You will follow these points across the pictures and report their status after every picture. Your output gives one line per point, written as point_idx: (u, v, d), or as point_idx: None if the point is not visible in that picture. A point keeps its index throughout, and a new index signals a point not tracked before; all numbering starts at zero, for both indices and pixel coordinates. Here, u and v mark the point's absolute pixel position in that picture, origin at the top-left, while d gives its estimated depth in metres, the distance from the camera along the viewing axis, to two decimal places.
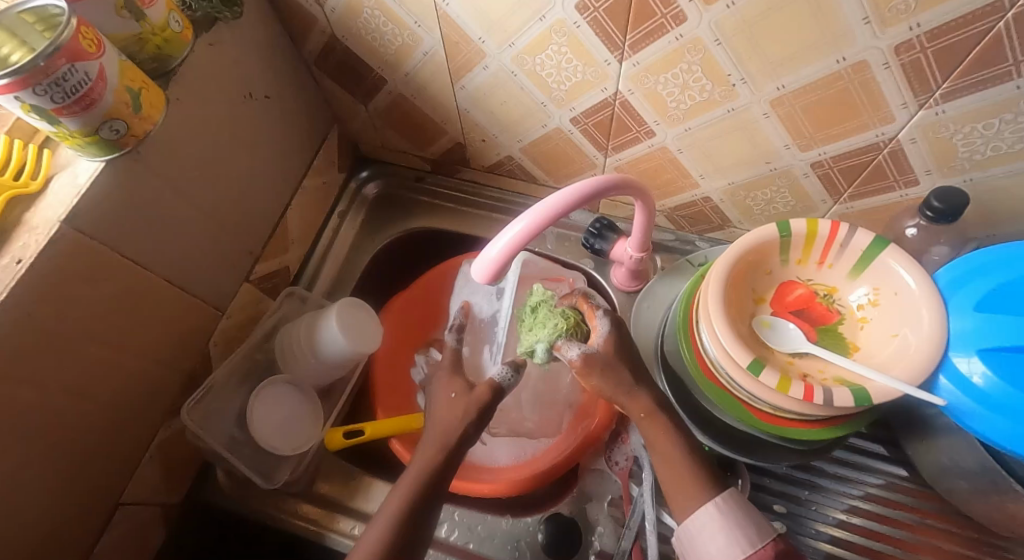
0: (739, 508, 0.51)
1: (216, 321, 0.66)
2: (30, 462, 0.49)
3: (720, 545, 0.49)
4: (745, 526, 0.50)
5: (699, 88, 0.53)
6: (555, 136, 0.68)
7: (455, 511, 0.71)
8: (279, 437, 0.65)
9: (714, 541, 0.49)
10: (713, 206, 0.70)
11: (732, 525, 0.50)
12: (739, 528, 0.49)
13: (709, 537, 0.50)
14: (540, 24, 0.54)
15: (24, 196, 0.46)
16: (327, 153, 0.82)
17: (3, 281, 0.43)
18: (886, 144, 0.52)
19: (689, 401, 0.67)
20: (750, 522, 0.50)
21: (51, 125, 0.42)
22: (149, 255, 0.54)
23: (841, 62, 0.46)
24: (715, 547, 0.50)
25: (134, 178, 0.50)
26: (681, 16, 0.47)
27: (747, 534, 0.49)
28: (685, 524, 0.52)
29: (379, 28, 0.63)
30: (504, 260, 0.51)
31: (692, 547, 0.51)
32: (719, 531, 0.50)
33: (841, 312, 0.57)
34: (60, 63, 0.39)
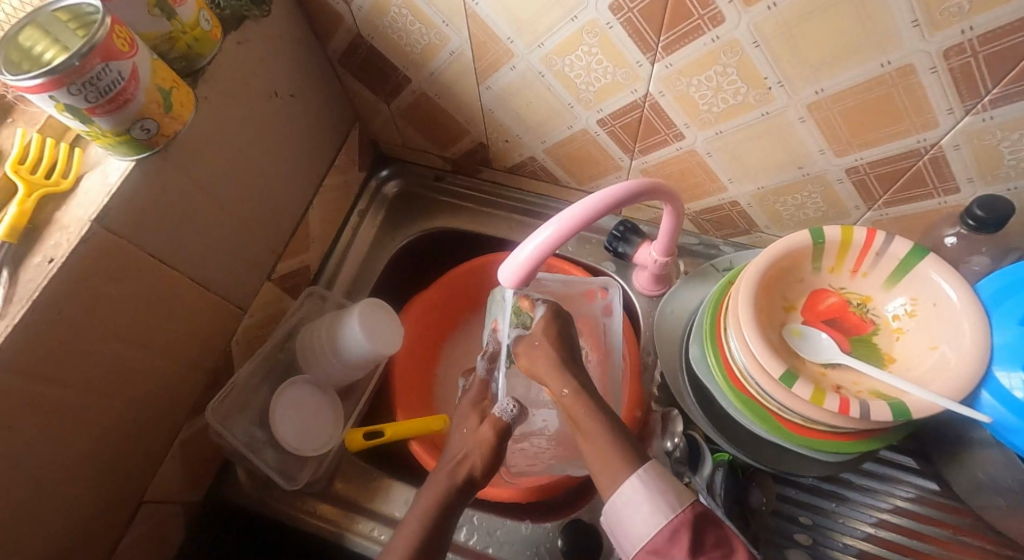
0: (656, 476, 0.50)
1: (239, 321, 0.65)
2: (57, 460, 0.49)
3: (644, 515, 0.48)
4: (662, 492, 0.49)
5: (733, 91, 0.52)
6: (580, 137, 0.67)
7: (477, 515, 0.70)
8: (302, 440, 0.65)
9: (639, 513, 0.48)
10: (741, 211, 0.69)
11: (655, 494, 0.49)
12: (661, 496, 0.49)
13: (635, 508, 0.49)
14: (572, 25, 0.53)
15: (54, 194, 0.46)
16: (348, 152, 0.82)
17: (35, 280, 0.43)
18: (927, 150, 0.50)
19: (714, 409, 0.66)
20: (669, 487, 0.49)
21: (84, 124, 0.42)
22: (176, 254, 0.54)
23: (886, 66, 0.44)
24: (641, 520, 0.49)
25: (163, 177, 0.50)
26: (719, 17, 0.46)
27: (666, 500, 0.48)
28: (608, 500, 0.51)
29: (405, 27, 0.62)
30: (532, 266, 0.51)
31: (619, 521, 0.50)
32: (642, 502, 0.49)
33: (875, 322, 0.56)
34: (94, 63, 0.38)
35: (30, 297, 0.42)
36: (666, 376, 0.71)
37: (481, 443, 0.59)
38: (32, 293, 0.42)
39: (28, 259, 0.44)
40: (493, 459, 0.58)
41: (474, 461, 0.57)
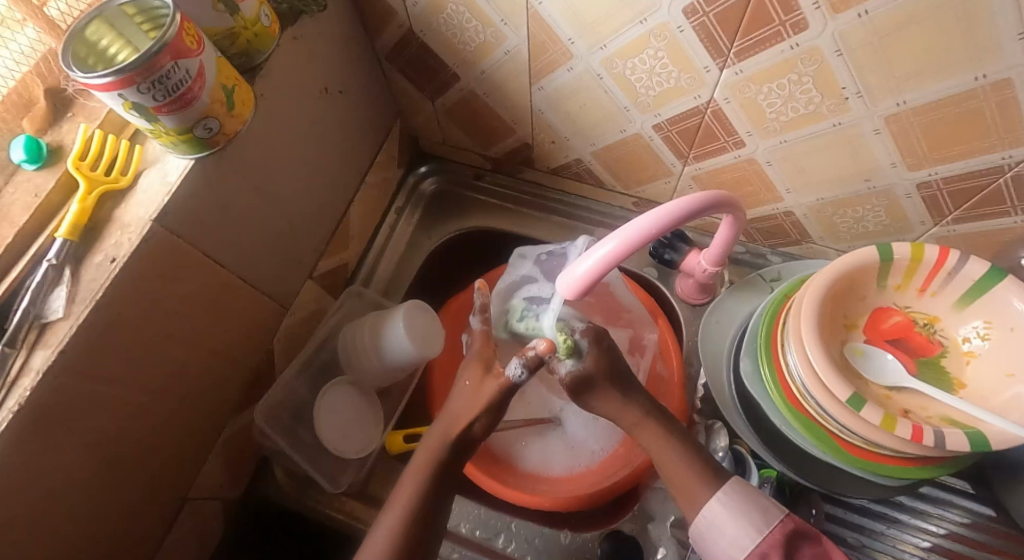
0: (742, 494, 0.51)
1: (281, 319, 0.65)
2: (112, 459, 0.49)
3: (731, 536, 0.49)
4: (751, 511, 0.50)
5: (806, 100, 0.51)
6: (632, 142, 0.66)
7: (459, 503, 0.71)
8: (346, 441, 0.65)
9: (726, 533, 0.50)
10: (795, 221, 0.66)
11: (740, 512, 0.50)
12: (751, 513, 0.50)
13: (721, 531, 0.50)
14: (639, 27, 0.51)
15: (114, 191, 0.45)
16: (389, 149, 0.80)
17: (97, 280, 0.42)
18: (1011, 168, 0.49)
19: (762, 425, 0.64)
20: (756, 506, 0.50)
21: (148, 123, 0.41)
22: (226, 252, 0.53)
23: (979, 80, 0.43)
24: (728, 540, 0.50)
25: (220, 176, 0.49)
26: (802, 24, 0.44)
27: (753, 519, 0.49)
28: (694, 522, 0.52)
29: (460, 25, 0.60)
30: (593, 278, 0.51)
31: (705, 544, 0.51)
32: (727, 524, 0.50)
33: (943, 344, 0.55)
34: (163, 61, 0.37)
35: (93, 297, 0.42)
36: (711, 389, 0.69)
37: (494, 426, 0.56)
38: (95, 294, 0.42)
39: (89, 258, 0.43)
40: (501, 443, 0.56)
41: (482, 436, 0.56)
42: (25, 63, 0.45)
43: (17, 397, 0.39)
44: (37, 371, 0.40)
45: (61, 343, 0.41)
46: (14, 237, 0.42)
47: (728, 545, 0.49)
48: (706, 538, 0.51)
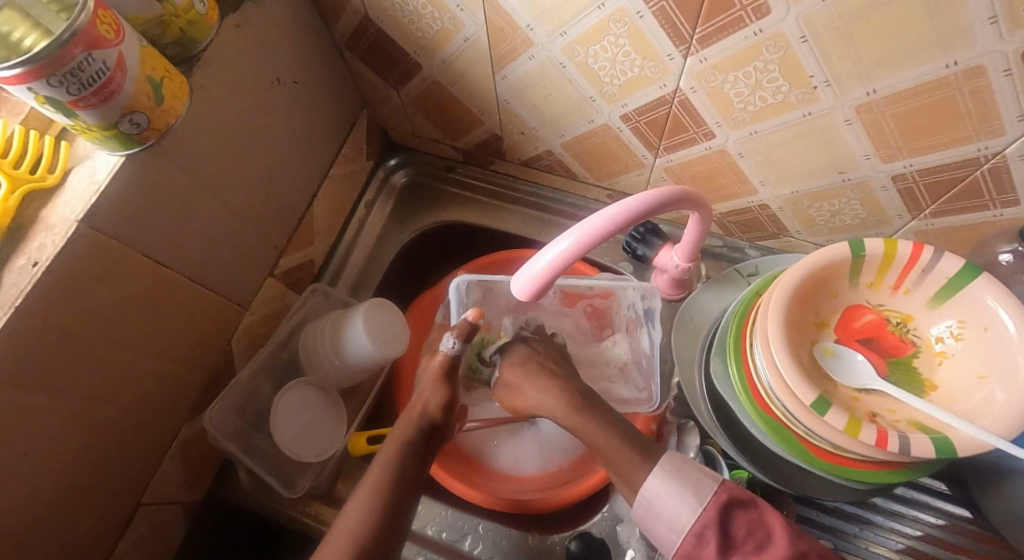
0: (675, 473, 0.49)
1: (238, 319, 0.62)
2: (49, 468, 0.47)
3: (676, 504, 0.48)
4: (684, 489, 0.48)
5: (773, 89, 0.49)
6: (601, 133, 0.63)
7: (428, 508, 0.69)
8: (304, 444, 0.63)
9: (662, 518, 0.48)
10: (770, 214, 0.64)
11: (672, 493, 0.48)
12: (681, 492, 0.48)
13: (664, 502, 0.48)
14: (598, 13, 0.48)
15: (40, 191, 0.42)
16: (356, 140, 0.78)
17: (18, 284, 0.40)
18: (988, 159, 0.47)
19: (733, 427, 0.62)
20: (685, 483, 0.48)
21: (67, 117, 0.38)
22: (171, 251, 0.51)
23: (951, 67, 0.41)
24: (666, 525, 0.48)
25: (158, 173, 0.46)
26: (764, 8, 0.42)
27: (685, 499, 0.48)
28: (635, 503, 0.50)
29: (416, 11, 0.57)
30: (549, 277, 0.49)
31: (650, 523, 0.49)
32: (667, 498, 0.48)
33: (916, 343, 0.54)
34: (75, 51, 0.35)
35: (12, 303, 0.39)
36: (684, 389, 0.67)
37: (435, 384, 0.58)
38: (15, 299, 0.39)
39: (12, 261, 0.41)
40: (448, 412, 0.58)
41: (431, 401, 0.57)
42: None
43: None
44: None
45: None
46: None
47: (667, 528, 0.48)
48: (649, 522, 0.50)
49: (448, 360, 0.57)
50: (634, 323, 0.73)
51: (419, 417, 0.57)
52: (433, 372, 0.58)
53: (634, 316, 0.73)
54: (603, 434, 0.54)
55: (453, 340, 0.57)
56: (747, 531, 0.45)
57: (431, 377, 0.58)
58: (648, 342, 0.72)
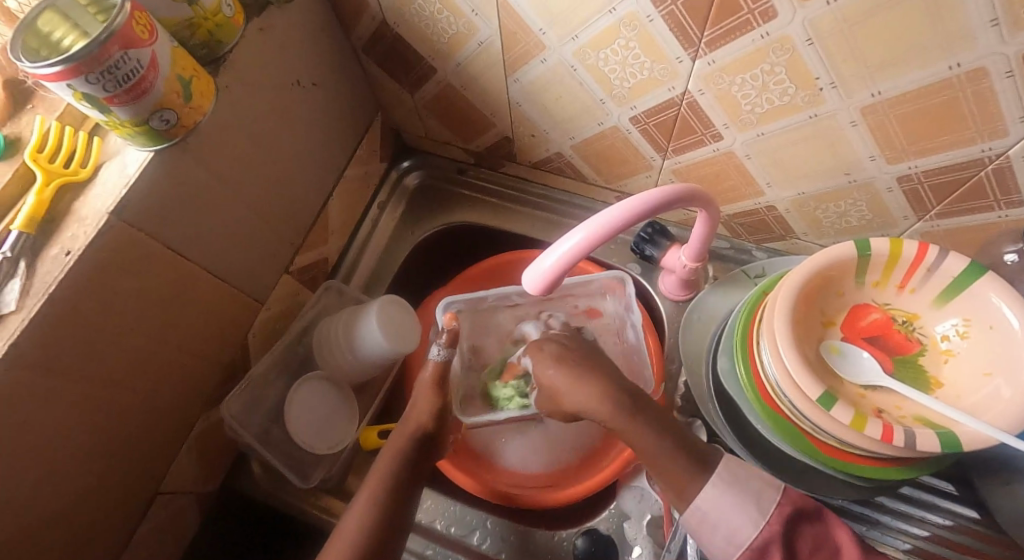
0: (736, 485, 0.48)
1: (256, 314, 0.64)
2: (74, 453, 0.48)
3: (739, 521, 0.46)
4: (745, 504, 0.47)
5: (780, 91, 0.50)
6: (610, 135, 0.64)
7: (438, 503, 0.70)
8: (318, 437, 0.64)
9: (719, 532, 0.47)
10: (777, 216, 0.65)
11: (729, 507, 0.47)
12: (745, 505, 0.47)
13: (720, 518, 0.47)
14: (609, 17, 0.50)
15: (73, 184, 0.44)
16: (370, 142, 0.79)
17: (52, 273, 0.42)
18: (992, 160, 0.47)
19: (740, 425, 0.63)
20: (750, 496, 0.47)
21: (102, 114, 0.40)
22: (193, 245, 0.52)
23: (954, 69, 0.42)
24: (722, 537, 0.47)
25: (183, 169, 0.48)
26: (771, 12, 0.43)
27: (750, 513, 0.46)
28: (688, 517, 0.49)
29: (432, 16, 0.59)
30: (559, 272, 0.50)
31: (703, 537, 0.48)
32: (727, 515, 0.47)
33: (922, 342, 0.54)
34: (113, 50, 0.37)
35: (46, 291, 0.41)
36: (691, 388, 0.68)
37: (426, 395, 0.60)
38: (48, 287, 0.41)
39: (46, 251, 0.42)
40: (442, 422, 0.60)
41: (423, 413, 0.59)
42: None
43: None
44: None
45: (13, 336, 0.40)
46: None
47: (727, 543, 0.47)
48: (702, 534, 0.48)
49: (438, 368, 0.62)
50: (620, 325, 0.73)
51: (415, 430, 0.59)
52: (426, 383, 0.61)
53: (619, 319, 0.73)
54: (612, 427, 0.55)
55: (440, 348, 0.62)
56: (813, 547, 0.45)
57: (424, 388, 0.61)
58: (634, 333, 0.72)
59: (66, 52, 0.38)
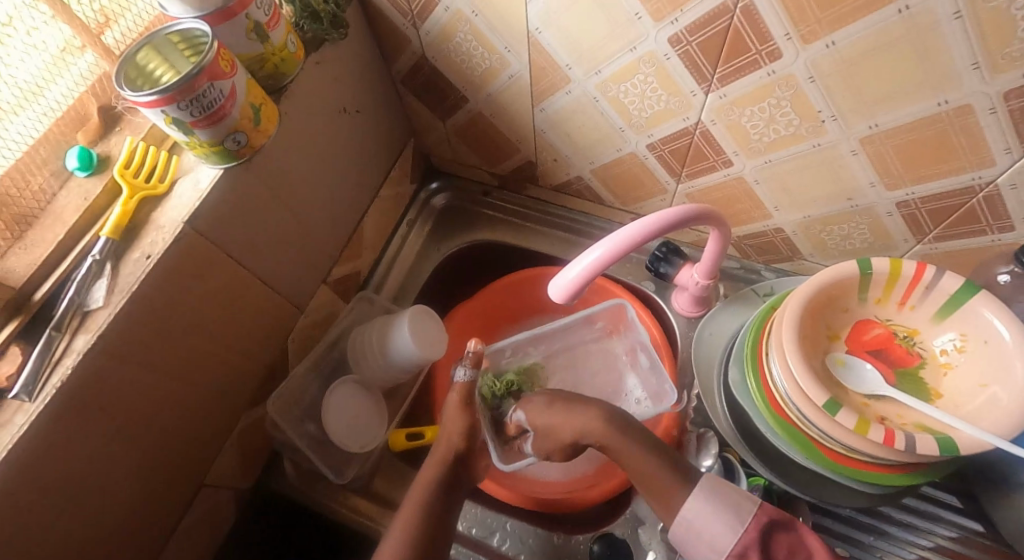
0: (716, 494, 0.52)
1: (296, 320, 0.69)
2: (138, 441, 0.53)
3: (716, 527, 0.51)
4: (721, 511, 0.51)
5: (785, 123, 0.55)
6: (628, 160, 0.69)
7: (466, 507, 0.73)
8: (351, 436, 0.68)
9: (704, 536, 0.51)
10: (785, 238, 0.69)
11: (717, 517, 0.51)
12: (721, 513, 0.51)
13: (706, 522, 0.51)
14: (630, 55, 0.55)
15: (152, 197, 0.50)
16: (403, 165, 0.85)
17: (134, 273, 0.47)
18: (982, 188, 0.52)
19: (751, 436, 0.65)
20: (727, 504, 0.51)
21: (185, 135, 0.46)
22: (248, 255, 0.57)
23: (943, 105, 0.47)
24: (706, 543, 0.51)
25: (245, 184, 0.54)
26: (776, 53, 0.49)
27: (728, 521, 0.50)
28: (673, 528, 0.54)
29: (467, 51, 0.65)
30: (583, 281, 0.55)
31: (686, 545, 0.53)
32: (711, 521, 0.51)
33: (922, 355, 0.58)
34: (201, 82, 0.42)
35: (130, 287, 0.47)
36: (703, 399, 0.71)
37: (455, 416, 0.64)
38: (132, 285, 0.47)
39: (128, 255, 0.48)
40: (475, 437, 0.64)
41: (454, 431, 0.63)
42: (83, 84, 0.51)
43: (60, 374, 0.44)
44: (79, 352, 0.45)
45: (101, 327, 0.45)
46: (65, 234, 0.48)
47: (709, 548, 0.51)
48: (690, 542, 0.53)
49: (465, 387, 0.67)
50: (634, 354, 0.79)
51: (447, 447, 0.62)
52: (455, 402, 0.66)
53: (631, 347, 0.79)
54: (629, 431, 0.58)
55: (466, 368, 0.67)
56: (788, 552, 0.48)
57: (454, 406, 0.65)
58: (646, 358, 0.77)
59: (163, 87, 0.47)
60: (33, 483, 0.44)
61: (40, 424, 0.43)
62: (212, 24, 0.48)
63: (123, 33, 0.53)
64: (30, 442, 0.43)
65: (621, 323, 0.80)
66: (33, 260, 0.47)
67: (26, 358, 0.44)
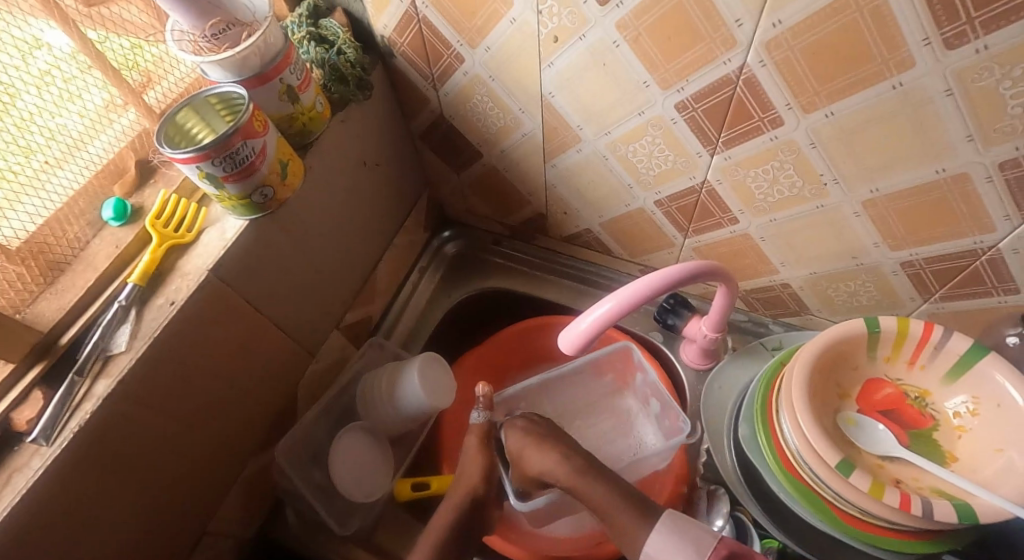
0: (678, 530, 0.54)
1: (308, 365, 0.70)
2: (148, 486, 0.53)
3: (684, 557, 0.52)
4: (686, 544, 0.53)
5: (789, 184, 0.57)
6: (637, 215, 0.71)
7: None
8: (357, 485, 0.68)
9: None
10: (792, 293, 0.70)
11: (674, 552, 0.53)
12: (686, 547, 0.53)
13: (669, 556, 0.53)
14: (638, 118, 0.58)
15: (179, 245, 0.53)
16: (417, 214, 0.88)
17: (158, 319, 0.49)
18: (984, 252, 0.53)
19: (764, 495, 0.64)
20: (690, 540, 0.53)
21: (216, 189, 0.48)
22: (265, 301, 0.59)
23: (941, 172, 0.48)
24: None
25: (267, 235, 0.56)
26: (778, 120, 0.51)
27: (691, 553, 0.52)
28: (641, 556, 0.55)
29: (483, 111, 0.68)
30: (593, 332, 0.56)
31: None
32: (675, 553, 0.53)
33: (934, 417, 0.58)
34: (235, 141, 0.45)
35: (152, 333, 0.48)
36: (714, 456, 0.70)
37: (472, 458, 0.66)
38: (154, 331, 0.49)
39: (152, 300, 0.50)
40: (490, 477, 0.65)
41: (472, 476, 0.65)
42: (123, 139, 0.54)
43: (79, 418, 0.45)
44: (98, 397, 0.46)
45: (121, 373, 0.47)
46: (95, 280, 0.50)
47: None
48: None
49: (482, 429, 0.68)
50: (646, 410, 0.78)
51: (468, 491, 0.64)
52: (475, 444, 0.67)
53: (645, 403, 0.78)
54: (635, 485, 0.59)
55: (480, 412, 0.68)
56: None
57: (473, 450, 0.66)
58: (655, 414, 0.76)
59: (200, 145, 0.50)
60: (44, 527, 0.45)
61: (55, 468, 0.44)
62: (247, 87, 0.51)
63: (164, 93, 0.57)
64: (44, 486, 0.44)
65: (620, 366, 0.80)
66: (62, 305, 0.49)
67: (47, 403, 0.45)
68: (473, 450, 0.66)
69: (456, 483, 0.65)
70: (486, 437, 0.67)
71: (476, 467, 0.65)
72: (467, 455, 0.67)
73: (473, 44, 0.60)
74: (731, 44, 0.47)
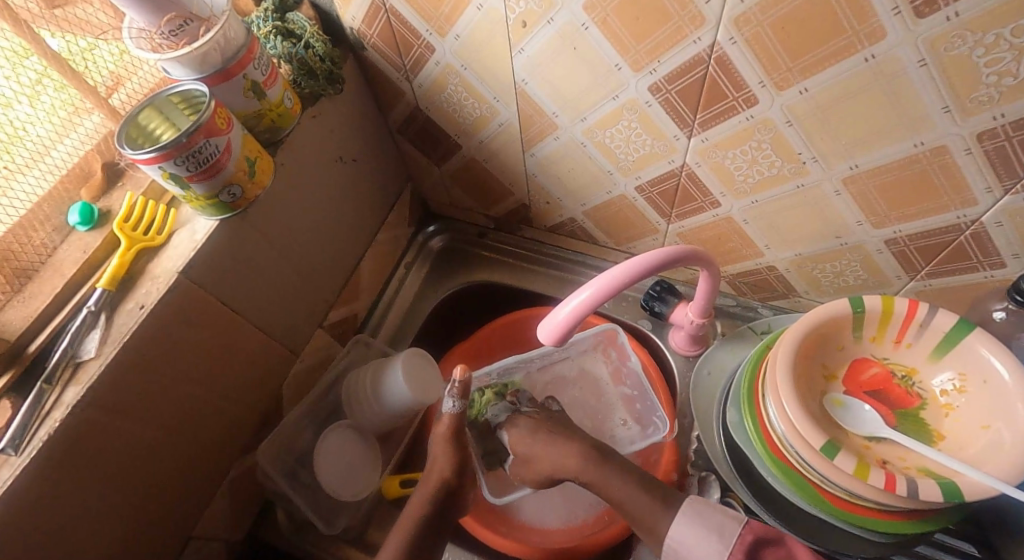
0: (699, 516, 0.54)
1: (292, 365, 0.69)
2: (127, 492, 0.53)
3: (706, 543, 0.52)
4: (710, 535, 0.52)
5: (768, 164, 0.56)
6: (619, 202, 0.71)
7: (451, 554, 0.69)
8: (343, 483, 0.68)
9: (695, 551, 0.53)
10: (778, 275, 0.70)
11: (698, 539, 0.53)
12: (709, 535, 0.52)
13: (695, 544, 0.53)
14: (613, 102, 0.57)
15: (150, 248, 0.52)
16: (400, 210, 0.87)
17: (128, 323, 0.48)
18: (968, 226, 0.52)
19: (753, 479, 0.63)
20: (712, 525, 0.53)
21: (182, 190, 0.48)
22: (242, 302, 0.59)
23: (919, 146, 0.48)
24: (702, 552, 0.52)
25: (240, 234, 0.55)
26: (753, 99, 0.50)
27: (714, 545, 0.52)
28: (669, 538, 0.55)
29: (459, 102, 0.67)
30: (571, 323, 0.55)
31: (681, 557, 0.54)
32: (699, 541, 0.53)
33: (922, 396, 0.58)
34: (198, 139, 0.45)
35: (122, 338, 0.48)
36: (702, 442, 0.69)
37: (439, 452, 0.64)
38: (124, 336, 0.48)
39: (122, 305, 0.49)
40: (461, 469, 0.64)
41: (441, 466, 0.63)
42: (88, 142, 0.54)
43: (48, 426, 0.45)
44: (68, 405, 0.45)
45: (91, 380, 0.46)
46: (62, 286, 0.49)
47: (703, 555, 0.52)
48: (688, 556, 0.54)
49: (454, 418, 0.66)
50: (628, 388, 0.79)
51: (439, 484, 0.62)
52: (443, 436, 0.65)
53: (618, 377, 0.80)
54: None
55: (453, 399, 0.65)
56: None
57: (442, 439, 0.65)
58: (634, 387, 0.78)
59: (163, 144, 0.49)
60: (17, 536, 0.44)
61: (24, 477, 0.43)
62: (211, 85, 0.50)
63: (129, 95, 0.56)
64: (15, 496, 0.43)
65: (610, 349, 0.81)
66: (28, 313, 0.48)
67: (16, 412, 0.45)
68: (441, 441, 0.65)
69: (426, 477, 0.63)
70: (458, 423, 0.66)
71: (443, 461, 0.64)
72: (434, 448, 0.65)
73: (443, 33, 0.60)
74: (700, 22, 0.46)
